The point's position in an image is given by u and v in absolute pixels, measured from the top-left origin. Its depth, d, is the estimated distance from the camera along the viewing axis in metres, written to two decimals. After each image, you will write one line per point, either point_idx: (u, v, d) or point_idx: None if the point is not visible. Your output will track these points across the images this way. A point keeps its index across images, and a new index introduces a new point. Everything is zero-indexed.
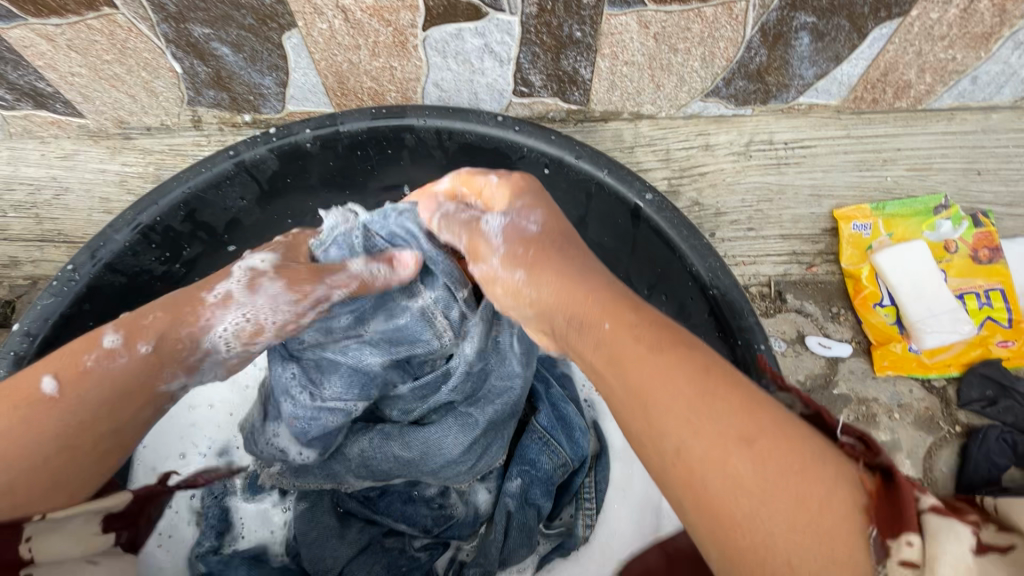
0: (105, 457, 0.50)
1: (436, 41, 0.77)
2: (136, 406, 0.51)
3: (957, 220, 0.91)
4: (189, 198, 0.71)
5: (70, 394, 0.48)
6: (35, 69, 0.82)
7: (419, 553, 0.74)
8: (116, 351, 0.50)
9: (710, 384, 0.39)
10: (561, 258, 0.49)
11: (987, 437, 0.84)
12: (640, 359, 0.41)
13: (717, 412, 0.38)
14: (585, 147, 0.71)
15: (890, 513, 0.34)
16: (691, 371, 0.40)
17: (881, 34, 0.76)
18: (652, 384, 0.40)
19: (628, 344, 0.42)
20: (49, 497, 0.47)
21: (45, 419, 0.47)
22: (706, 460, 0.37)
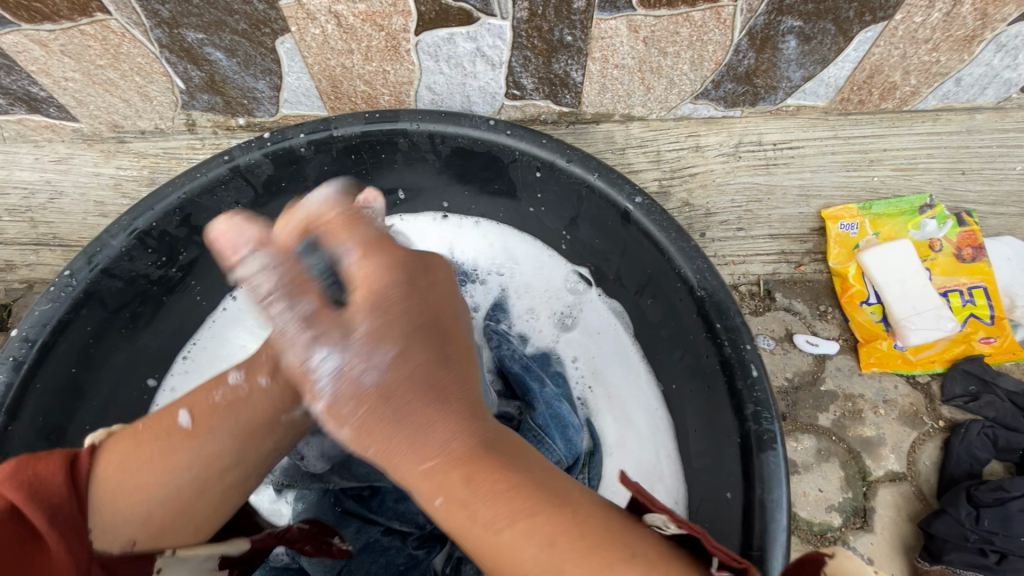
0: (225, 488, 0.56)
1: (428, 45, 0.78)
2: (257, 438, 0.57)
3: (942, 219, 0.93)
4: (185, 203, 0.72)
5: (201, 426, 0.55)
6: (29, 74, 0.82)
7: (416, 551, 0.73)
8: (238, 387, 0.57)
9: (555, 552, 0.40)
10: (392, 427, 0.45)
11: (969, 432, 0.86)
12: (487, 533, 0.42)
13: (567, 547, 0.41)
14: (576, 151, 0.72)
15: None
16: (535, 539, 0.41)
17: (866, 38, 0.77)
18: (502, 535, 0.42)
19: (469, 484, 0.43)
20: (179, 530, 0.55)
21: (178, 454, 0.54)
22: None
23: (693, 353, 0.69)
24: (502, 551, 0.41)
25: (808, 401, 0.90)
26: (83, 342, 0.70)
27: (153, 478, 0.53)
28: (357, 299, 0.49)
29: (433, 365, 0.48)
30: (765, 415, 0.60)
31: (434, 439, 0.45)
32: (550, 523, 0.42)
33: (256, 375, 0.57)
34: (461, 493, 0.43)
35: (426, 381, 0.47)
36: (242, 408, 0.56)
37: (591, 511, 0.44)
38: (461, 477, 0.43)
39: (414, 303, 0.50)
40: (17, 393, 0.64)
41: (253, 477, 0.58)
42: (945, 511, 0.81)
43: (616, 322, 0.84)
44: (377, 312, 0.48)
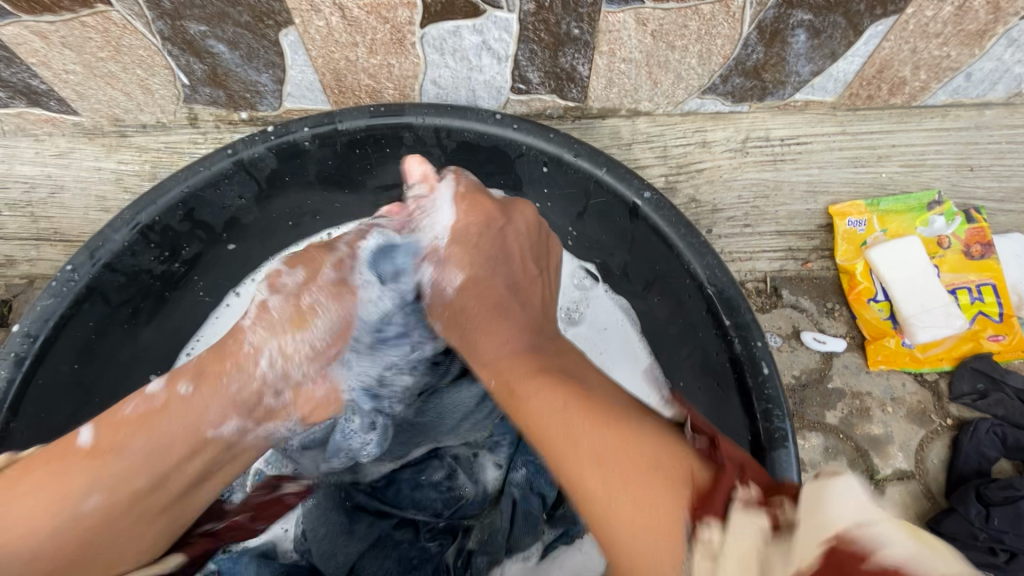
0: (136, 518, 0.53)
1: (433, 39, 0.77)
2: (176, 457, 0.54)
3: (950, 216, 0.92)
4: (187, 197, 0.71)
5: (104, 446, 0.52)
6: (29, 66, 0.81)
7: (429, 543, 0.76)
8: (154, 397, 0.55)
9: (569, 414, 0.46)
10: (456, 323, 0.62)
11: (979, 430, 0.86)
12: (520, 395, 0.51)
13: (573, 424, 0.45)
14: (584, 145, 0.71)
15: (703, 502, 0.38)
16: (559, 400, 0.47)
17: (877, 32, 0.76)
18: (529, 403, 0.49)
19: (517, 372, 0.53)
20: (87, 564, 0.52)
21: (74, 479, 0.50)
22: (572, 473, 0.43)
23: (703, 350, 0.69)
24: (523, 414, 0.50)
25: (815, 399, 0.90)
26: (86, 337, 0.69)
27: (46, 509, 0.49)
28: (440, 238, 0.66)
29: (500, 285, 0.63)
30: (777, 413, 0.59)
31: (489, 338, 0.58)
32: (569, 401, 0.47)
33: (176, 382, 0.56)
34: (504, 378, 0.54)
35: (485, 297, 0.61)
36: (156, 423, 0.54)
37: (616, 407, 0.47)
38: (507, 365, 0.54)
39: (490, 240, 0.65)
40: (19, 388, 0.63)
41: (177, 502, 0.56)
42: (954, 509, 0.82)
43: (623, 318, 0.84)
44: (455, 244, 0.65)
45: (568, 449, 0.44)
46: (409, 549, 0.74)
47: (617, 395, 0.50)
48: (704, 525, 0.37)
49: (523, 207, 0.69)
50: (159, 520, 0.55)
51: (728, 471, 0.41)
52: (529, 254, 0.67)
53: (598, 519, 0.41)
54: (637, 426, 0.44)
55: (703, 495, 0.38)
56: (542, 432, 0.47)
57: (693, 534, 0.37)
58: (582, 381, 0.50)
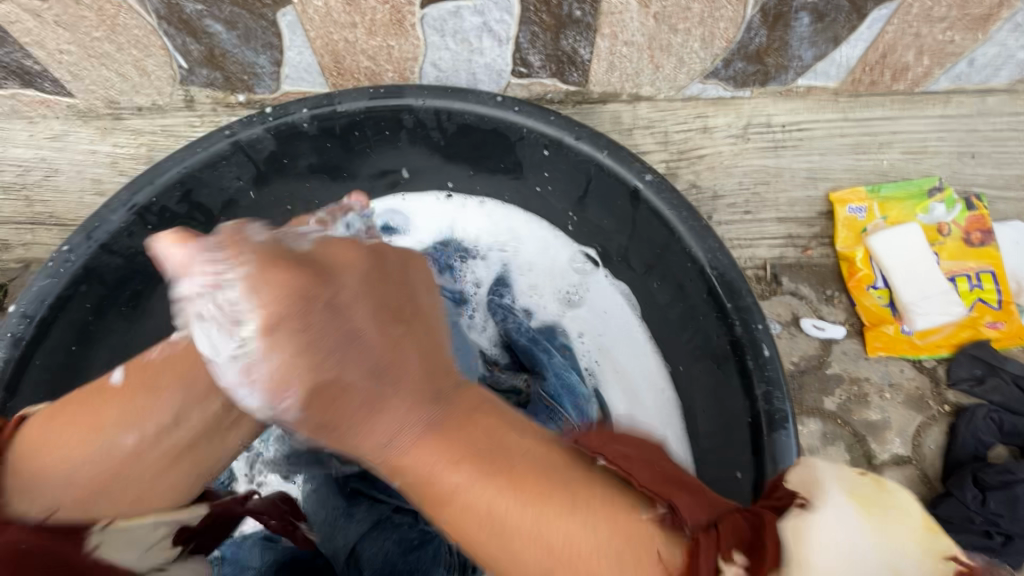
0: (163, 456, 0.55)
1: (433, 20, 0.76)
2: (202, 397, 0.56)
3: (951, 203, 0.92)
4: (185, 178, 0.70)
5: (132, 385, 0.55)
6: (21, 46, 0.80)
7: (429, 527, 0.74)
8: (178, 342, 0.57)
9: (505, 517, 0.39)
10: (353, 421, 0.44)
11: (976, 416, 0.86)
12: (444, 497, 0.41)
13: (519, 539, 0.39)
14: (585, 128, 0.70)
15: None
16: (489, 506, 0.39)
17: (881, 15, 0.76)
18: (454, 513, 0.41)
19: (425, 473, 0.42)
20: (115, 495, 0.53)
21: (110, 410, 0.53)
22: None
23: (703, 334, 0.69)
24: (460, 525, 0.41)
25: (813, 385, 0.90)
26: (82, 319, 0.69)
27: (82, 437, 0.52)
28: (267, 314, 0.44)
29: (367, 362, 0.44)
30: (777, 395, 0.60)
31: (379, 440, 0.44)
32: (503, 502, 0.39)
33: (200, 328, 0.59)
34: (417, 480, 0.42)
35: (360, 390, 0.44)
36: (184, 364, 0.56)
37: (554, 484, 0.41)
38: (416, 464, 0.42)
39: (320, 319, 0.44)
40: (16, 368, 0.63)
41: (204, 444, 0.57)
42: (950, 494, 0.83)
43: (623, 301, 0.84)
44: (279, 336, 0.43)
45: (522, 558, 0.39)
46: (409, 531, 0.74)
47: (545, 459, 0.42)
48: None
49: (336, 248, 0.49)
50: (187, 460, 0.57)
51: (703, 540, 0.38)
52: (391, 285, 0.49)
53: None
54: (592, 503, 0.40)
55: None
56: (484, 548, 0.40)
57: None
58: (502, 462, 0.41)
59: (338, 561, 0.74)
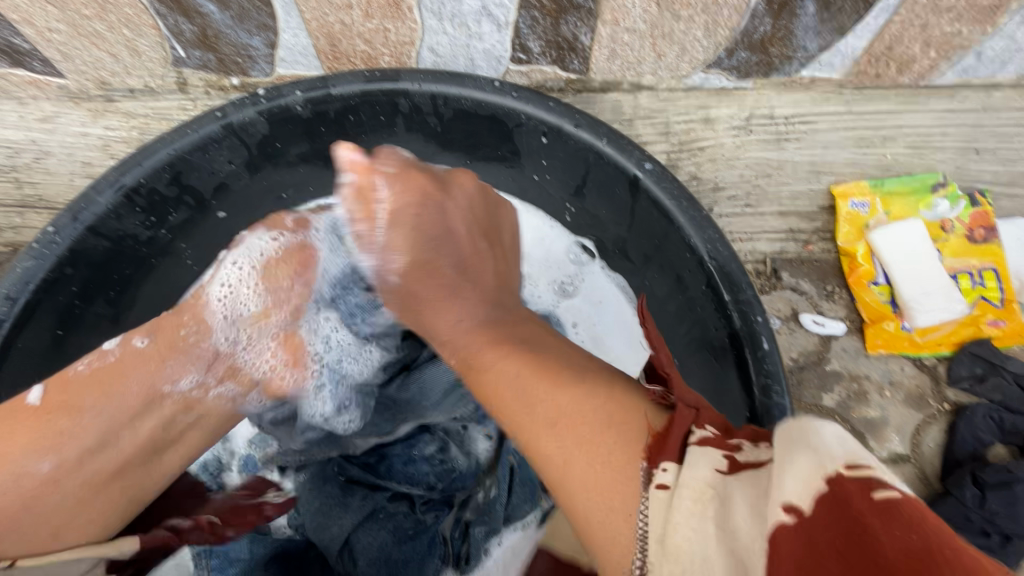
0: (86, 482, 0.56)
1: (431, 3, 0.74)
2: (129, 416, 0.58)
3: (955, 199, 0.91)
4: (175, 160, 0.69)
5: (53, 402, 0.56)
6: (11, 23, 0.78)
7: (424, 516, 0.75)
8: (110, 353, 0.60)
9: (531, 380, 0.48)
10: (434, 303, 0.61)
11: (977, 415, 0.86)
12: (490, 361, 0.53)
13: (525, 390, 0.48)
14: (585, 115, 0.69)
15: (659, 444, 0.40)
16: (527, 366, 0.50)
17: (888, 6, 0.74)
18: (486, 374, 0.52)
19: (472, 343, 0.56)
20: (24, 531, 0.54)
21: (21, 430, 0.54)
22: (535, 424, 0.45)
23: (701, 326, 0.68)
24: (486, 384, 0.52)
25: (812, 381, 0.89)
26: (68, 303, 0.68)
27: None
28: (381, 217, 0.62)
29: (455, 259, 0.63)
30: (776, 389, 0.58)
31: (444, 315, 0.60)
32: (525, 368, 0.49)
33: (133, 338, 0.61)
34: (464, 353, 0.56)
35: (442, 293, 0.61)
36: (109, 381, 0.58)
37: (566, 359, 0.51)
38: (467, 339, 0.56)
39: (431, 217, 0.63)
40: (0, 351, 0.62)
41: (129, 473, 0.59)
42: (949, 493, 0.82)
43: (619, 292, 0.83)
44: (389, 227, 0.62)
45: (529, 407, 0.46)
46: (405, 521, 0.74)
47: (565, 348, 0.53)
48: (660, 468, 0.38)
49: (458, 176, 0.67)
50: (108, 492, 0.57)
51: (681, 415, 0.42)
52: (484, 220, 0.67)
53: (558, 480, 0.42)
54: (594, 384, 0.47)
55: (658, 440, 0.40)
56: (497, 393, 0.50)
57: (649, 478, 0.38)
58: (534, 344, 0.53)
59: (331, 553, 0.71)
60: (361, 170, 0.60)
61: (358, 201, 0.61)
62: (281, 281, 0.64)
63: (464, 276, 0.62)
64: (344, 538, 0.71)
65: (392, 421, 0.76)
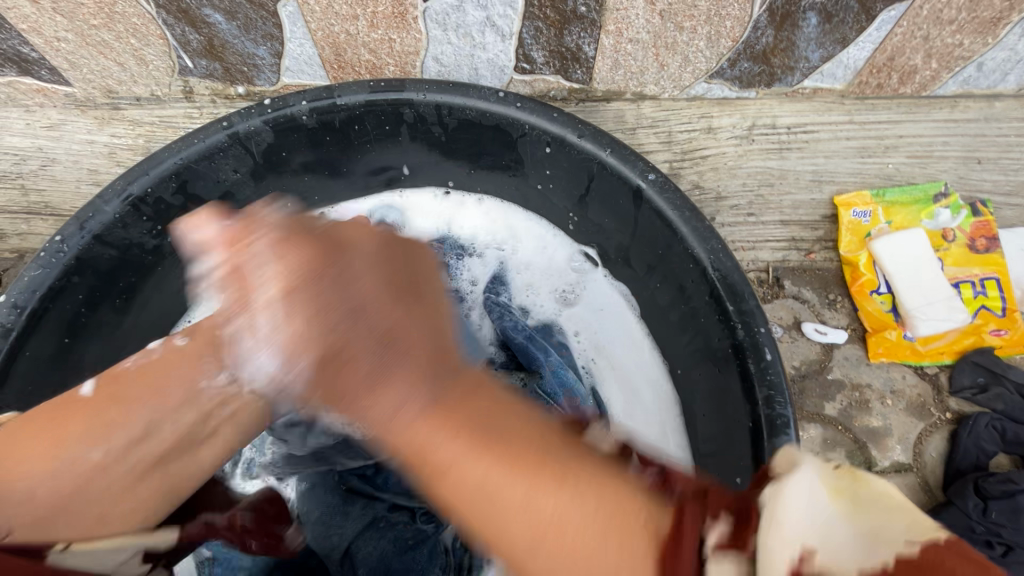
0: (132, 470, 0.53)
1: (436, 13, 0.75)
2: (173, 407, 0.55)
3: (956, 209, 0.91)
4: (181, 169, 0.69)
5: (104, 394, 0.55)
6: (19, 33, 0.78)
7: (425, 525, 0.74)
8: (155, 351, 0.59)
9: (501, 491, 0.36)
10: (359, 387, 0.43)
11: (978, 424, 0.86)
12: (445, 473, 0.38)
13: (505, 503, 0.36)
14: (588, 126, 0.69)
15: (671, 552, 0.34)
16: (495, 479, 0.36)
17: (890, 17, 0.74)
18: (449, 488, 0.37)
19: (417, 448, 0.39)
20: (76, 515, 0.50)
21: (72, 417, 0.53)
22: (523, 539, 0.35)
23: (703, 337, 0.68)
24: (449, 501, 0.38)
25: (815, 390, 0.89)
26: (74, 311, 0.68)
27: (43, 450, 0.50)
28: (279, 282, 0.48)
29: (374, 327, 0.46)
30: (778, 400, 0.59)
31: (376, 410, 0.41)
32: (495, 471, 0.36)
33: (175, 338, 0.60)
34: (411, 455, 0.39)
35: (364, 378, 0.43)
36: (158, 376, 0.57)
37: (542, 453, 0.38)
38: (416, 438, 0.39)
39: (330, 289, 0.48)
40: (7, 359, 0.62)
41: (174, 461, 0.55)
42: (952, 503, 0.82)
43: (621, 300, 0.83)
44: (288, 293, 0.48)
45: (507, 531, 0.35)
46: (404, 530, 0.73)
47: (530, 421, 0.41)
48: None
49: (349, 228, 0.54)
50: (154, 479, 0.54)
51: (687, 507, 0.36)
52: (399, 263, 0.52)
53: None
54: (581, 480, 0.36)
55: (668, 553, 0.34)
56: (465, 511, 0.37)
57: None
58: (491, 433, 0.38)
59: (332, 561, 0.72)
60: (241, 231, 0.52)
61: (240, 278, 0.50)
62: None
63: (384, 345, 0.45)
64: (345, 547, 0.72)
65: None
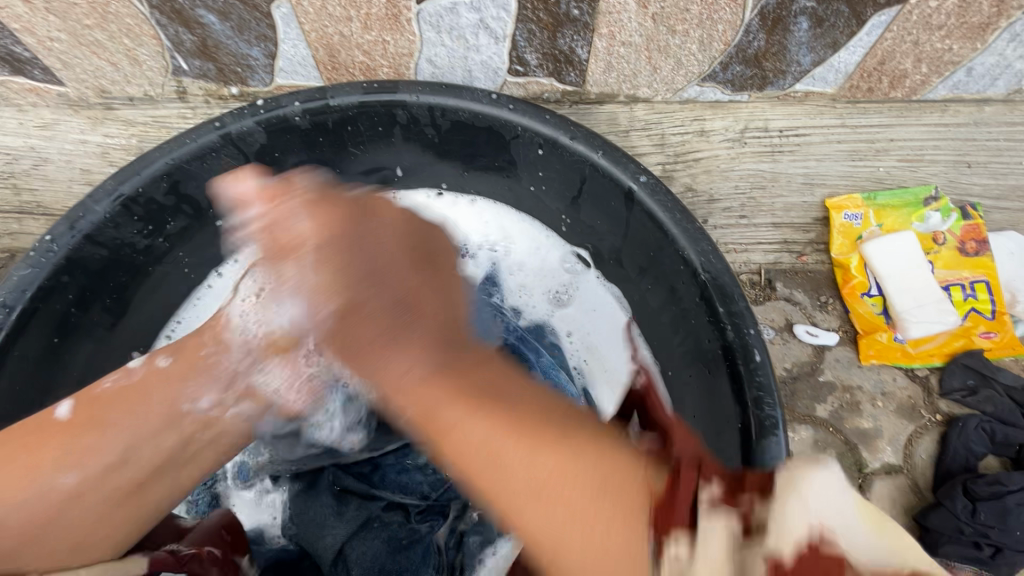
0: (107, 497, 0.54)
1: (430, 15, 0.75)
2: (151, 432, 0.57)
3: (946, 212, 0.92)
4: (173, 169, 0.69)
5: (80, 418, 0.56)
6: (12, 32, 0.78)
7: (419, 525, 0.74)
8: (132, 372, 0.60)
9: (507, 447, 0.44)
10: (376, 348, 0.53)
11: (967, 427, 0.86)
12: (457, 429, 0.46)
13: (509, 457, 0.43)
14: (580, 128, 0.70)
15: (663, 514, 0.38)
16: (502, 434, 0.44)
17: (880, 21, 0.75)
18: (456, 438, 0.46)
19: (434, 397, 0.49)
20: (44, 545, 0.52)
21: (47, 442, 0.54)
22: (522, 492, 0.42)
23: (694, 338, 0.68)
24: (457, 452, 0.46)
25: (806, 392, 0.90)
26: (64, 311, 0.68)
27: (17, 480, 0.52)
28: (297, 251, 0.56)
29: (390, 297, 0.55)
30: (767, 401, 0.59)
31: (396, 363, 0.52)
32: (496, 428, 0.45)
33: (157, 358, 0.62)
34: (420, 409, 0.50)
35: (391, 342, 0.53)
36: (134, 399, 0.58)
37: (538, 418, 0.46)
38: (422, 396, 0.50)
39: (354, 253, 0.55)
40: None
41: (149, 487, 0.57)
42: (941, 504, 0.83)
43: (613, 301, 0.83)
44: (316, 257, 0.55)
45: (508, 477, 0.43)
46: (398, 530, 0.73)
47: (538, 401, 0.49)
48: (671, 542, 0.37)
49: (382, 204, 0.60)
50: (127, 507, 0.56)
51: (684, 473, 0.41)
52: (424, 240, 0.60)
53: (556, 552, 0.40)
54: (576, 441, 0.43)
55: (661, 508, 0.38)
56: (475, 470, 0.45)
57: (659, 553, 0.37)
58: (502, 410, 0.47)
59: (324, 561, 0.70)
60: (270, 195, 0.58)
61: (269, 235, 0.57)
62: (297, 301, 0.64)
63: (401, 310, 0.55)
64: (339, 548, 0.70)
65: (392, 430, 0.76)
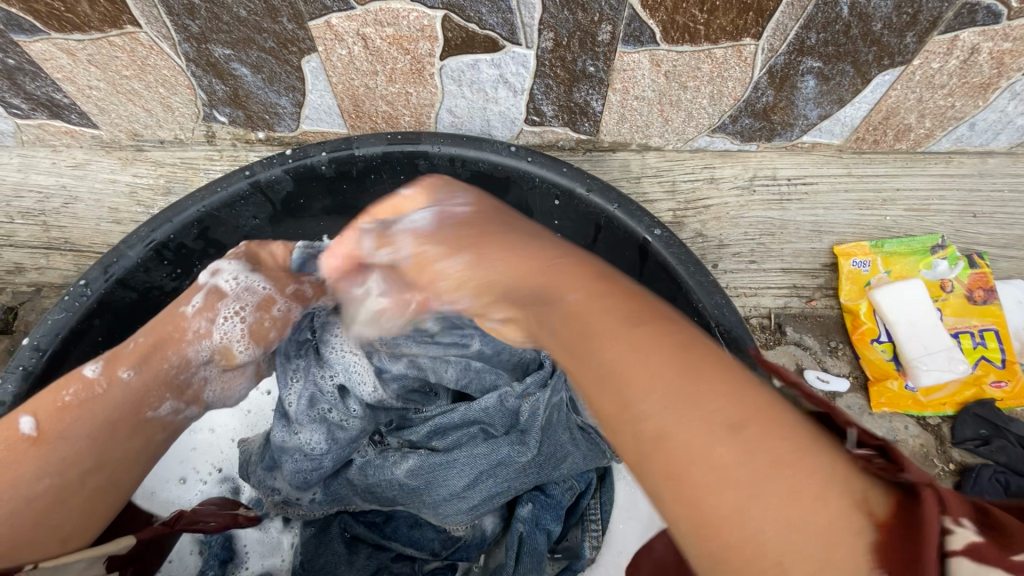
0: (89, 495, 0.55)
1: (452, 70, 0.79)
2: (122, 434, 0.58)
3: (954, 260, 0.93)
4: (203, 216, 0.72)
5: (50, 431, 0.54)
6: (53, 80, 0.82)
7: None
8: (95, 383, 0.59)
9: (705, 381, 0.36)
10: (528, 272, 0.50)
11: (981, 478, 0.85)
12: (647, 352, 0.38)
13: (699, 400, 0.35)
14: (596, 180, 0.72)
15: (903, 547, 0.29)
16: (710, 369, 0.37)
17: (884, 80, 0.78)
18: (638, 358, 0.38)
19: (608, 324, 0.41)
20: (40, 541, 0.51)
21: (20, 460, 0.52)
22: (703, 433, 0.34)
23: None
24: (636, 376, 0.38)
25: None
26: (91, 352, 0.70)
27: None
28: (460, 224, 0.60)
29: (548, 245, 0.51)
30: None
31: (559, 316, 0.44)
32: (674, 362, 0.38)
33: (118, 368, 0.61)
34: (592, 327, 0.42)
35: (554, 291, 0.46)
36: (101, 407, 0.58)
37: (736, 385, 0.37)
38: (593, 312, 0.43)
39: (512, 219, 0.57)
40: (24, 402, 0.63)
41: (125, 481, 0.58)
42: None
43: None
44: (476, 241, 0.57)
45: (690, 413, 0.35)
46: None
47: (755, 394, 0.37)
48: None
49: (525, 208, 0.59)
50: (109, 499, 0.56)
51: (922, 493, 0.31)
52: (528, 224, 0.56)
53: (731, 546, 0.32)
54: (792, 444, 0.34)
55: (888, 536, 0.30)
56: (660, 393, 0.36)
57: None
58: (681, 370, 0.37)
59: None
60: None
61: None
62: (265, 338, 0.73)
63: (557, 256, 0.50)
64: None
65: (382, 501, 0.74)
